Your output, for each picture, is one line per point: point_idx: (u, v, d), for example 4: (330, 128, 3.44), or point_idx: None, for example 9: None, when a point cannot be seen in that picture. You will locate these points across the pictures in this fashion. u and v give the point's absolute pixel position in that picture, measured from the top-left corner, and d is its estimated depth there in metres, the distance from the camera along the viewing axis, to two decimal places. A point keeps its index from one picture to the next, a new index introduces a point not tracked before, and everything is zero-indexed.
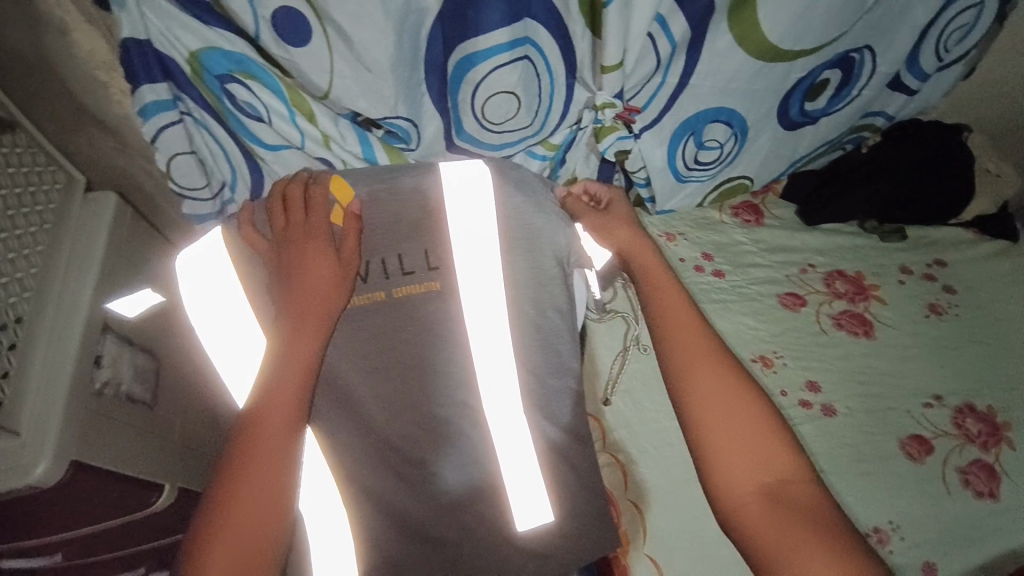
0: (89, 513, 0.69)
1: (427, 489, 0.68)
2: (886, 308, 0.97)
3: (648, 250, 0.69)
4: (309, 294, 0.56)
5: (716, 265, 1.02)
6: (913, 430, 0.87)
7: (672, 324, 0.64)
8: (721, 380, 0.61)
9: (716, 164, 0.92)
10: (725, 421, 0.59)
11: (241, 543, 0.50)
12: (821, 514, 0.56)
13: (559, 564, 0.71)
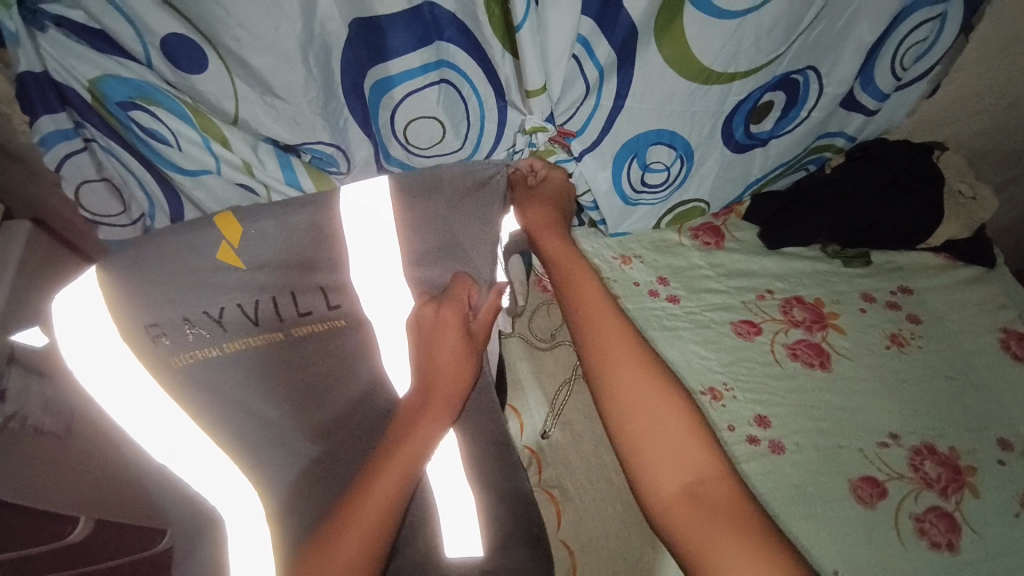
0: None
1: None
2: (844, 339, 0.94)
3: (574, 259, 0.77)
4: (443, 371, 0.60)
5: (671, 290, 0.98)
6: (864, 471, 0.83)
7: (600, 328, 0.70)
8: (643, 376, 0.67)
9: (665, 186, 0.89)
10: (647, 413, 0.65)
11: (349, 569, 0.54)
12: (741, 509, 0.59)
13: None
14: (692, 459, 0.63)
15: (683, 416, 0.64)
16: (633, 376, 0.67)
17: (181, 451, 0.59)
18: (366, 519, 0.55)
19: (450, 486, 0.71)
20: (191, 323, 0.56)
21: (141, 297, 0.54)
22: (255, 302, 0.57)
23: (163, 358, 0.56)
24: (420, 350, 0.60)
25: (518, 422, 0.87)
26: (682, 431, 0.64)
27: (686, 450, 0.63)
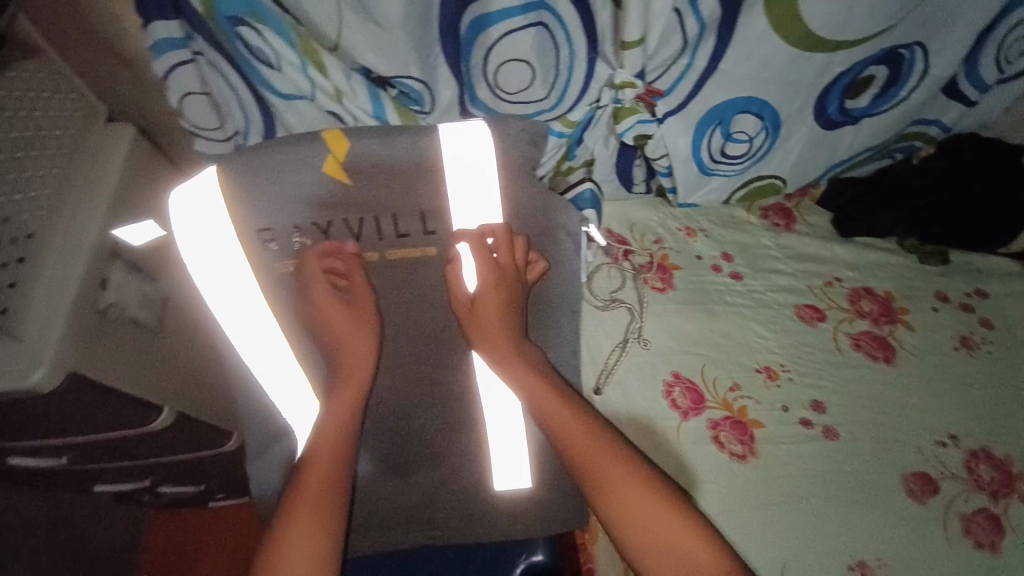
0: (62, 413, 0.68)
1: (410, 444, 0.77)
2: (912, 335, 0.91)
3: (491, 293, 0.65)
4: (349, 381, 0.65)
5: (735, 267, 0.97)
6: (918, 467, 0.82)
7: (568, 428, 0.64)
8: (621, 471, 0.62)
9: (744, 159, 0.87)
10: (635, 511, 0.61)
11: None
12: None
13: (525, 526, 0.78)
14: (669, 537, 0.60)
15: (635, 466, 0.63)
16: (616, 475, 0.62)
17: (265, 358, 0.66)
18: (308, 501, 0.59)
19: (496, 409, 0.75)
20: (300, 231, 0.59)
21: (259, 205, 0.58)
22: (359, 218, 0.59)
23: (269, 260, 0.61)
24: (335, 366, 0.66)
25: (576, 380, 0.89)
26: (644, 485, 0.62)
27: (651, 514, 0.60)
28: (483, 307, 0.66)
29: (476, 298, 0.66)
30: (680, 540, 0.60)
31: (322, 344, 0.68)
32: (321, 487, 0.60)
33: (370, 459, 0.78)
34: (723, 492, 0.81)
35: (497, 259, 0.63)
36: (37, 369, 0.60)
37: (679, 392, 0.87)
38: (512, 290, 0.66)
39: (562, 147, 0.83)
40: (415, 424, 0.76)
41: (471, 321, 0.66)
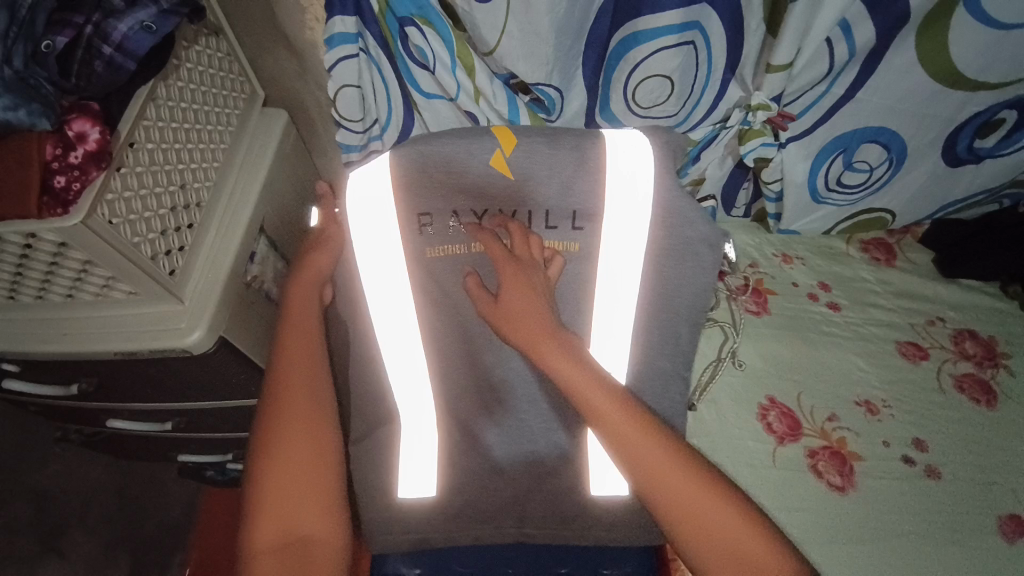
0: (194, 377, 0.70)
1: (519, 432, 0.74)
2: (1013, 380, 0.89)
3: (523, 286, 0.59)
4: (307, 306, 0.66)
5: (832, 297, 0.97)
6: (1012, 509, 0.80)
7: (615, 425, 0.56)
8: (675, 469, 0.55)
9: (861, 189, 0.89)
10: (684, 500, 0.54)
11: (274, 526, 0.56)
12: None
13: (623, 535, 0.75)
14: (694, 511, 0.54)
15: (679, 460, 0.55)
16: (670, 470, 0.55)
17: (394, 336, 0.68)
18: (286, 509, 0.56)
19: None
20: (457, 217, 0.62)
21: (422, 189, 0.60)
22: (514, 210, 0.61)
23: (422, 245, 0.63)
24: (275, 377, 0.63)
25: None
26: (664, 467, 0.55)
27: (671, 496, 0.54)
28: (512, 310, 0.59)
29: (502, 298, 0.60)
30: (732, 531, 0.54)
31: (444, 333, 0.69)
32: (298, 491, 0.57)
33: (471, 455, 0.74)
34: (819, 521, 0.78)
35: (509, 251, 0.60)
36: (196, 331, 0.62)
37: (775, 417, 0.85)
38: (540, 289, 0.60)
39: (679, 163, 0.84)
40: (519, 419, 0.73)
41: (509, 323, 0.59)
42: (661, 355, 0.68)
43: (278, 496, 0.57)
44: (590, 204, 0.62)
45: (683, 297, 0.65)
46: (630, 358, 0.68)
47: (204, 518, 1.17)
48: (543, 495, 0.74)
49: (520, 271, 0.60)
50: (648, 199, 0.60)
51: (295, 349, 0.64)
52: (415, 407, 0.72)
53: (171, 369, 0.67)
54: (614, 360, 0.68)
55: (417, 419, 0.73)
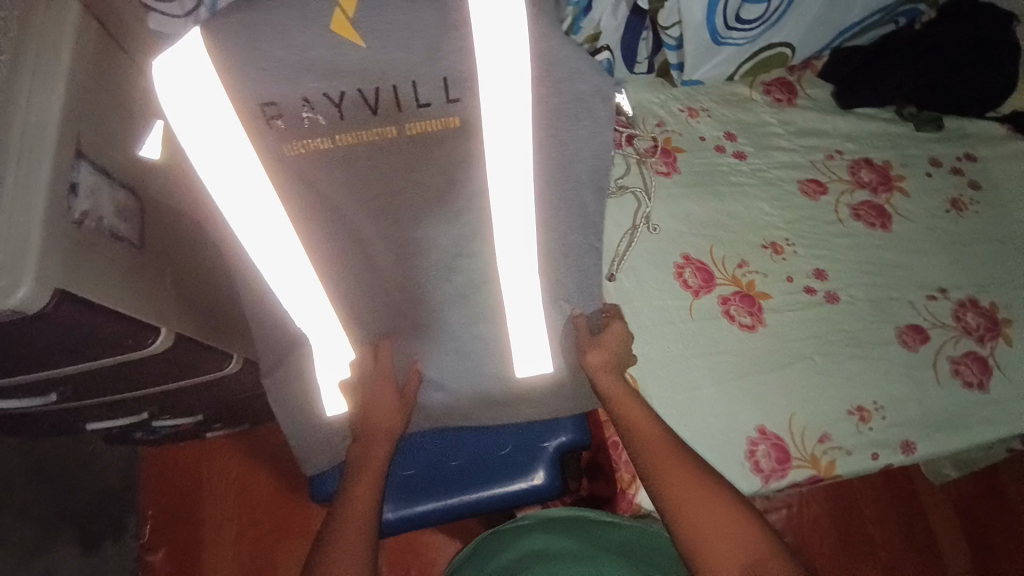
0: (50, 342, 0.60)
1: (431, 326, 0.73)
2: (907, 201, 0.91)
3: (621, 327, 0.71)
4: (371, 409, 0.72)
5: (738, 146, 0.96)
6: (911, 319, 0.83)
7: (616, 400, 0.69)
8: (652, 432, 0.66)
9: (759, 23, 0.84)
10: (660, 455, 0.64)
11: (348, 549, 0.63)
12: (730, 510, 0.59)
13: (551, 408, 0.75)
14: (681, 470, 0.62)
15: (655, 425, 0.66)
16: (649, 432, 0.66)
17: (273, 256, 0.61)
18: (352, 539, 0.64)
19: (522, 286, 0.68)
20: (310, 106, 0.51)
21: (254, 71, 0.48)
22: (375, 88, 0.51)
23: (274, 142, 0.53)
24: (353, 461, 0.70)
25: None
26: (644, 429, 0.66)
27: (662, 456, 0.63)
28: (605, 343, 0.70)
29: (603, 336, 0.71)
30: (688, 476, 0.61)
31: (333, 241, 0.63)
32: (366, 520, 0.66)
33: (401, 352, 0.75)
34: (734, 358, 0.82)
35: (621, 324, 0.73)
36: (19, 288, 0.52)
37: (690, 273, 0.86)
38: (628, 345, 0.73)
39: (569, 17, 0.74)
40: (433, 313, 0.72)
41: (603, 355, 0.70)
42: (569, 230, 0.64)
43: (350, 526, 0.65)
44: (464, 67, 0.51)
45: (583, 162, 0.59)
46: (536, 236, 0.65)
47: (146, 476, 1.17)
48: (466, 386, 0.75)
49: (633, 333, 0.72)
50: (526, 58, 0.51)
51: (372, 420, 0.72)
52: (317, 318, 0.68)
53: (15, 336, 0.57)
54: (518, 239, 0.65)
55: (322, 331, 0.70)
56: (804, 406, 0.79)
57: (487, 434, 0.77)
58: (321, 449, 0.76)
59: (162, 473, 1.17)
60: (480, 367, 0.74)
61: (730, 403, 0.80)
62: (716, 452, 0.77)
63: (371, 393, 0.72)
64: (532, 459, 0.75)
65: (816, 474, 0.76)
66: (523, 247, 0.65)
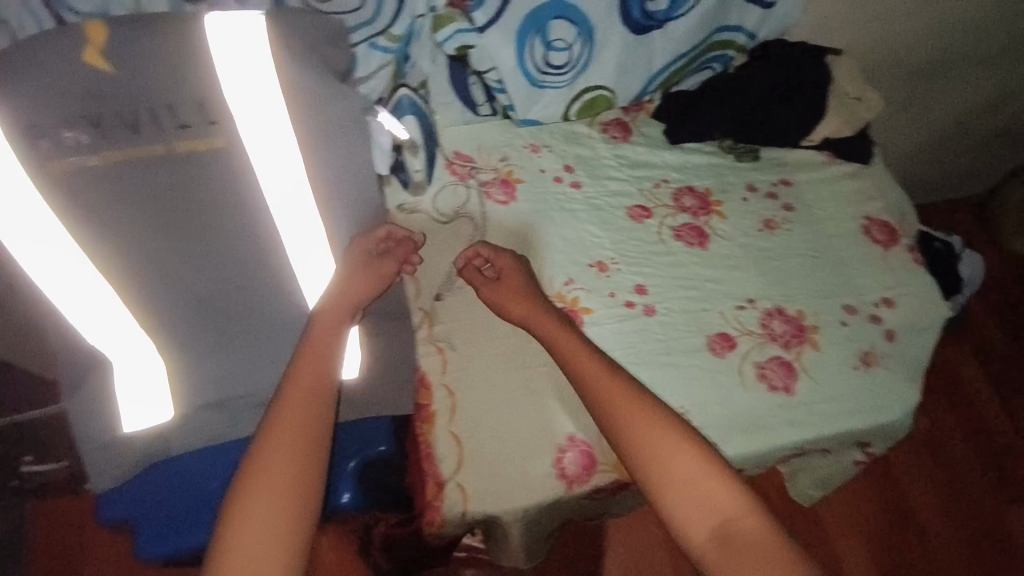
0: None
1: (251, 339, 0.75)
2: (724, 222, 0.99)
3: (535, 307, 0.80)
4: (351, 284, 0.73)
5: (575, 176, 1.04)
6: (720, 328, 0.88)
7: (575, 357, 0.74)
8: (622, 396, 0.70)
9: (568, 69, 0.94)
10: (630, 416, 0.69)
11: (271, 497, 0.59)
12: (700, 459, 0.66)
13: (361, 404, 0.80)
14: (706, 498, 0.64)
15: (624, 390, 0.71)
16: (615, 395, 0.71)
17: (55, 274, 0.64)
18: (277, 487, 0.59)
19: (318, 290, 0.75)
20: (68, 125, 0.58)
21: (19, 95, 0.56)
22: (133, 109, 0.59)
23: (38, 159, 0.59)
24: (267, 417, 0.64)
25: (440, 359, 0.84)
26: (613, 393, 0.71)
27: (688, 484, 0.65)
28: (509, 284, 0.83)
29: (502, 278, 0.84)
30: (649, 430, 0.68)
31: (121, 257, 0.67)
32: (295, 467, 0.61)
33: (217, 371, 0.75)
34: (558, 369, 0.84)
35: (384, 255, 0.75)
36: None
37: None
38: (526, 285, 0.83)
39: (390, 66, 0.84)
40: (249, 324, 0.74)
41: (502, 292, 0.83)
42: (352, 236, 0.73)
43: (274, 475, 0.60)
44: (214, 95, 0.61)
45: None
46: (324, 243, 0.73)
47: (32, 523, 1.12)
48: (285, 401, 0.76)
49: (534, 295, 0.81)
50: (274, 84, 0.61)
51: (306, 371, 0.67)
52: (118, 335, 0.70)
53: None
54: (309, 243, 0.72)
55: (127, 351, 0.72)
56: None
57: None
58: (113, 466, 0.71)
59: (49, 524, 1.13)
60: (288, 370, 0.77)
61: (546, 413, 0.81)
62: (529, 461, 0.79)
63: (352, 264, 0.73)
64: (332, 481, 0.73)
65: (619, 478, 0.79)
66: (314, 253, 0.73)
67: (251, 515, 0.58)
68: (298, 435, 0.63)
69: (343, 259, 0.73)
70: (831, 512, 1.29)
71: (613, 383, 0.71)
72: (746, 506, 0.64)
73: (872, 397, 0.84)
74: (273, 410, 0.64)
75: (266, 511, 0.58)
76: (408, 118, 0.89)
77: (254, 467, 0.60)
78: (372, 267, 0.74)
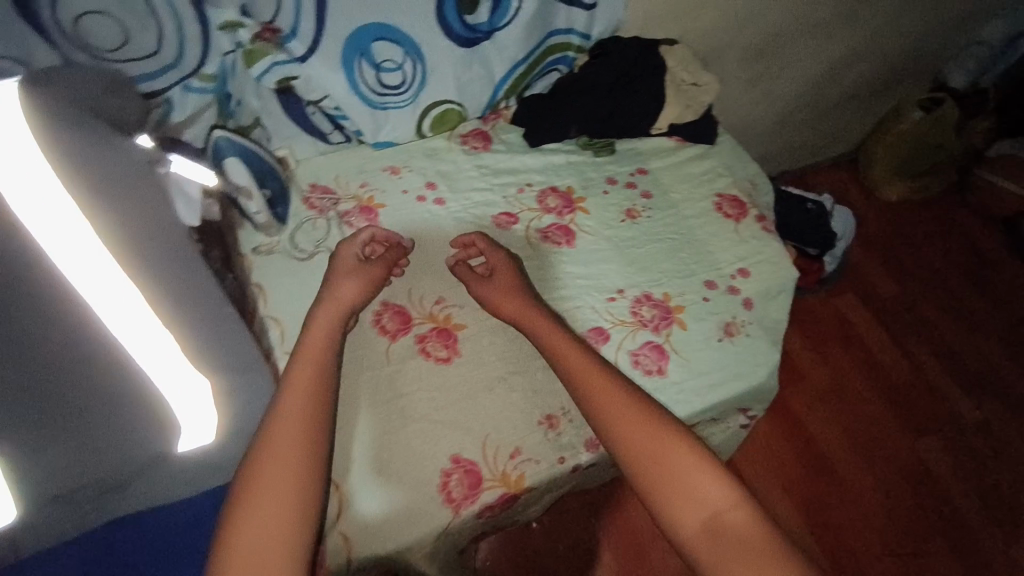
0: None
1: (82, 419, 0.62)
2: (588, 218, 1.01)
3: (513, 291, 0.83)
4: (343, 292, 0.77)
5: (439, 193, 1.02)
6: (592, 322, 0.90)
7: (548, 336, 0.74)
8: (590, 371, 0.68)
9: (406, 87, 0.92)
10: (598, 389, 0.66)
11: (269, 521, 0.53)
12: (672, 439, 0.60)
13: None
14: (690, 492, 0.57)
15: (587, 363, 0.68)
16: (586, 369, 0.68)
17: None
18: (279, 504, 0.54)
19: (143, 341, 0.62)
20: None
21: None
22: None
23: None
24: (264, 427, 0.59)
25: None
26: (581, 369, 0.69)
27: (671, 472, 0.58)
28: (500, 275, 0.85)
29: (494, 275, 0.86)
30: (619, 405, 0.63)
31: None
32: (281, 486, 0.55)
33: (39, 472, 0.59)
34: (434, 393, 0.83)
35: (352, 259, 0.83)
36: None
37: (388, 318, 0.89)
38: (516, 274, 0.86)
39: (215, 105, 0.84)
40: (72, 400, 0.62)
41: (496, 290, 0.83)
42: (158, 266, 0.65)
43: (266, 493, 0.54)
44: None
45: None
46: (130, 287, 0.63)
47: None
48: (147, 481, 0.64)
49: (516, 282, 0.84)
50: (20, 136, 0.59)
51: (297, 382, 0.63)
52: None
53: None
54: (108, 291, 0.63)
55: None
56: (497, 426, 0.82)
57: (168, 522, 0.66)
58: None
59: None
60: (136, 449, 0.62)
61: (428, 439, 0.80)
62: (415, 494, 0.77)
63: (342, 270, 0.81)
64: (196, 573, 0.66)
65: (507, 491, 0.78)
66: (120, 300, 0.63)
67: (240, 543, 0.52)
68: (295, 464, 0.57)
69: (357, 274, 0.81)
70: (748, 461, 1.48)
71: (580, 358, 0.69)
72: (737, 499, 0.57)
73: (739, 366, 0.88)
74: (274, 421, 0.59)
75: (269, 536, 0.52)
76: (231, 159, 0.86)
77: (242, 491, 0.54)
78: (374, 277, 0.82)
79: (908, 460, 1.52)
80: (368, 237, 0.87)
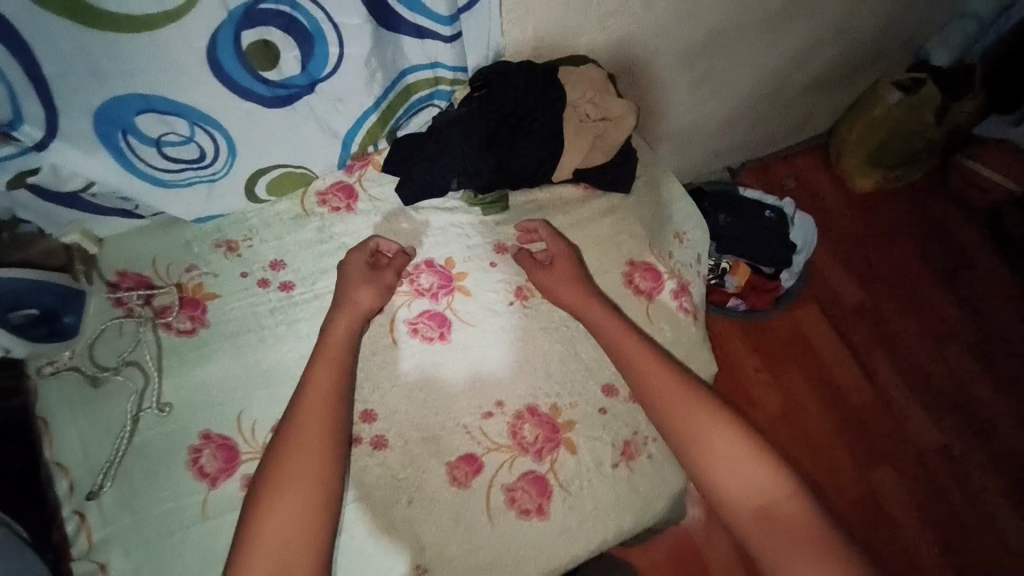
0: None
1: None
2: (468, 303, 0.82)
3: (567, 271, 0.82)
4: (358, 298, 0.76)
5: (285, 276, 0.81)
6: (463, 449, 0.75)
7: (618, 346, 0.77)
8: (668, 384, 0.75)
9: (206, 159, 0.73)
10: (671, 401, 0.74)
11: (302, 495, 0.64)
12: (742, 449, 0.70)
13: None
14: (745, 476, 0.69)
15: (661, 370, 0.76)
16: (662, 380, 0.75)
17: None
18: (308, 475, 0.65)
19: None
20: None
21: None
22: None
23: None
24: (293, 405, 0.69)
25: None
26: (659, 379, 0.75)
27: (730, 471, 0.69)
28: (558, 270, 0.82)
29: (554, 265, 0.82)
30: (690, 415, 0.73)
31: None
32: (303, 472, 0.65)
33: None
34: None
35: (375, 261, 0.81)
36: None
37: (209, 454, 0.72)
38: (572, 258, 0.83)
39: None
40: None
41: (549, 282, 0.81)
42: None
43: (291, 468, 0.65)
44: None
45: None
46: None
47: None
48: None
49: (572, 266, 0.82)
50: None
51: (325, 367, 0.71)
52: None
53: None
54: None
55: None
56: None
57: None
58: None
59: None
60: None
61: None
62: None
63: (354, 280, 0.78)
64: None
65: None
66: None
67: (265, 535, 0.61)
68: (314, 456, 0.66)
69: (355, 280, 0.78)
70: None
71: (657, 369, 0.76)
72: (783, 485, 0.68)
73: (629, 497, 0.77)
74: (310, 410, 0.68)
75: (297, 514, 0.63)
76: None
77: (274, 464, 0.65)
78: (380, 281, 0.78)
79: (860, 493, 1.41)
80: (374, 247, 0.81)
